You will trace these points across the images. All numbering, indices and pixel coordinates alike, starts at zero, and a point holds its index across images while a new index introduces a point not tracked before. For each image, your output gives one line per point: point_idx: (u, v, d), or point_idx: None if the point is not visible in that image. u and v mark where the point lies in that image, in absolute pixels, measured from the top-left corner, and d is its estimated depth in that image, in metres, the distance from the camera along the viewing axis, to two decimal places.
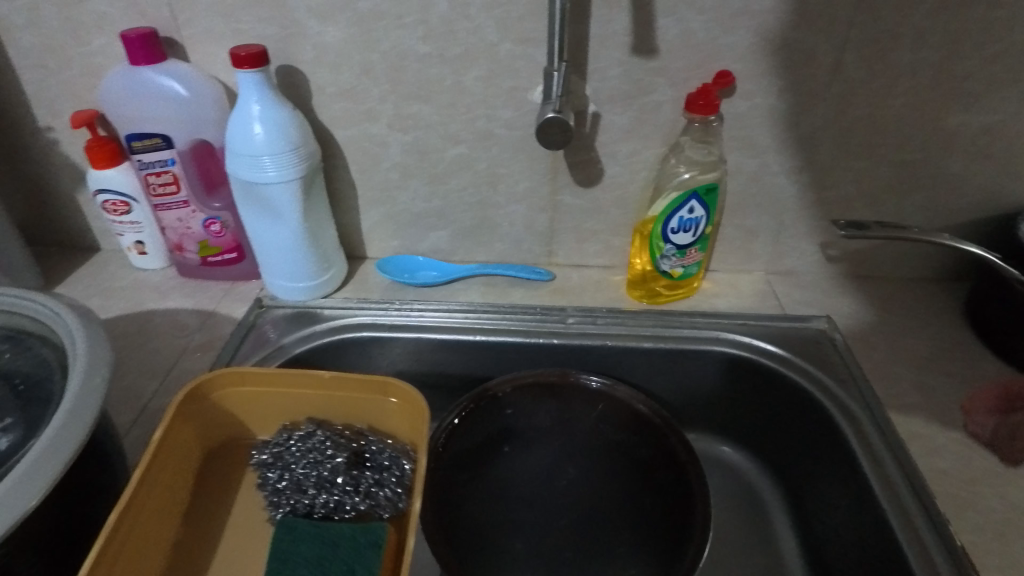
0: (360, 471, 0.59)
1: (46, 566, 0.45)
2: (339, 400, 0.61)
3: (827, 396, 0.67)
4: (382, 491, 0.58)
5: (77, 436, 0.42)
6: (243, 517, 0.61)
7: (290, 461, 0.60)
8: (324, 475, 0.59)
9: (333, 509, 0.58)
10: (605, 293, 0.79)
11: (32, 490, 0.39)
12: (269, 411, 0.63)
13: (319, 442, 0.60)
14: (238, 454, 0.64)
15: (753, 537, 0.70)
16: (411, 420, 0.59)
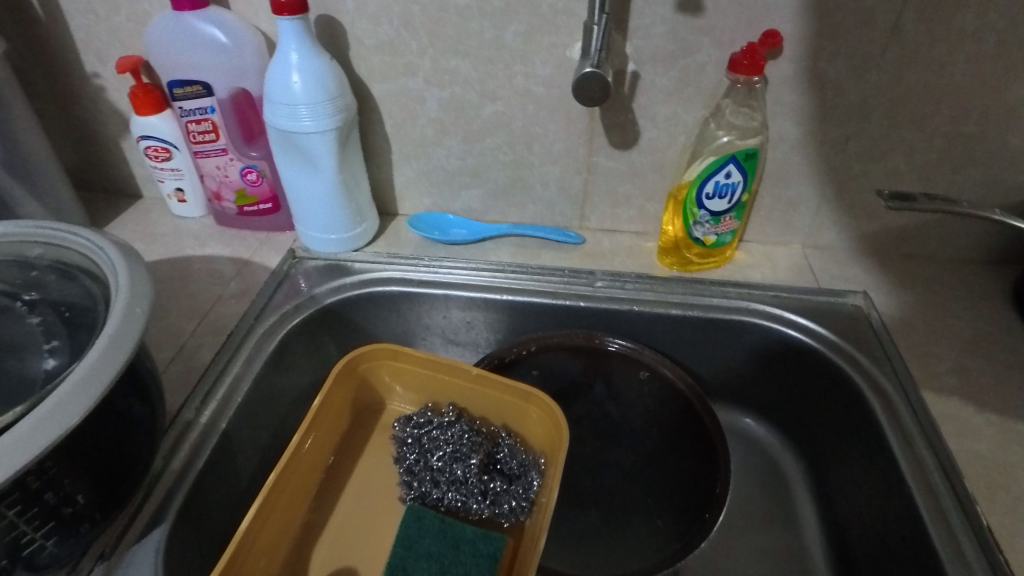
0: (492, 476, 0.54)
1: (98, 495, 0.46)
2: (486, 394, 0.56)
3: (861, 374, 0.64)
4: (508, 502, 0.53)
5: (117, 363, 0.43)
6: (376, 491, 0.57)
7: (431, 448, 0.56)
8: (456, 474, 0.54)
9: (458, 507, 0.54)
10: (636, 260, 0.77)
11: (74, 411, 0.40)
12: (423, 386, 0.60)
13: (458, 437, 0.55)
14: (382, 422, 0.62)
15: (774, 514, 0.69)
16: (550, 433, 0.53)
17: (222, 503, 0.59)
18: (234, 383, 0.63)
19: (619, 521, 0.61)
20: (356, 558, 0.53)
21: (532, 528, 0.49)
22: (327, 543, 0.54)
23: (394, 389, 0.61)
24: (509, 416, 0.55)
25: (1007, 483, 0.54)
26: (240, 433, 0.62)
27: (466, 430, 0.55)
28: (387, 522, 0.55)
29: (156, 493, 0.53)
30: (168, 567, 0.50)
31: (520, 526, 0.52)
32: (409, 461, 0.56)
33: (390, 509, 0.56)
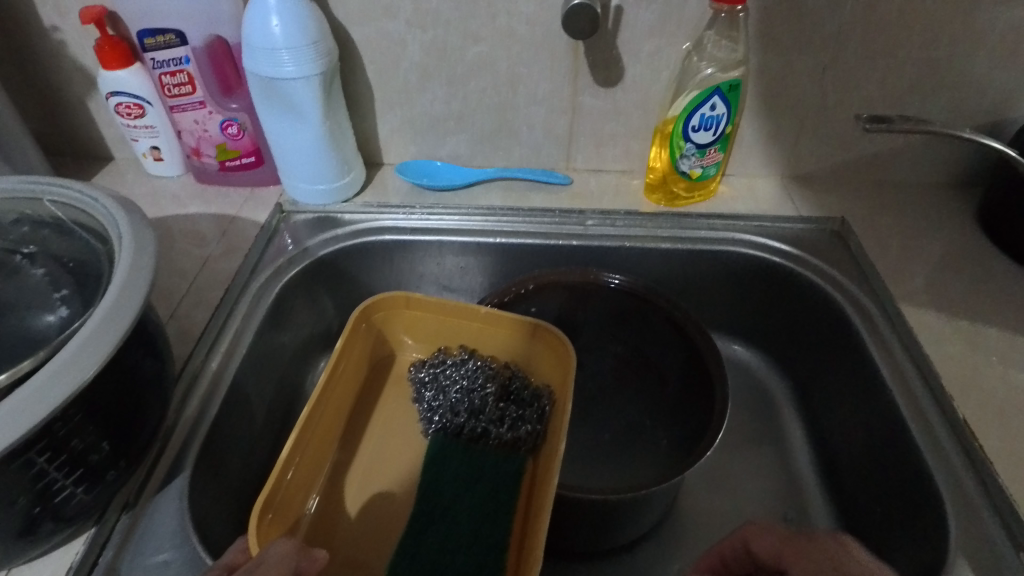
0: (507, 403, 0.55)
1: (119, 450, 0.46)
2: (494, 333, 0.55)
3: (841, 294, 0.68)
4: (523, 426, 0.53)
5: (129, 316, 0.42)
6: (401, 437, 0.57)
7: (446, 384, 0.57)
8: (475, 404, 0.56)
9: (479, 435, 0.56)
10: (624, 198, 0.79)
11: (91, 362, 0.40)
12: (436, 332, 0.58)
13: (473, 370, 0.56)
14: (397, 371, 0.60)
15: (764, 430, 0.74)
16: (559, 366, 0.52)
17: (237, 450, 0.60)
18: (237, 336, 0.63)
19: (633, 441, 0.65)
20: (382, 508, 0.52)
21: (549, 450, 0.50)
22: (355, 495, 0.53)
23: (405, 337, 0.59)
24: (519, 354, 0.55)
25: (975, 378, 0.58)
26: (247, 383, 0.63)
27: (480, 367, 0.56)
28: (410, 467, 0.55)
29: (173, 444, 0.54)
30: (194, 511, 0.51)
31: (537, 449, 0.53)
32: (427, 397, 0.58)
33: (418, 451, 0.56)
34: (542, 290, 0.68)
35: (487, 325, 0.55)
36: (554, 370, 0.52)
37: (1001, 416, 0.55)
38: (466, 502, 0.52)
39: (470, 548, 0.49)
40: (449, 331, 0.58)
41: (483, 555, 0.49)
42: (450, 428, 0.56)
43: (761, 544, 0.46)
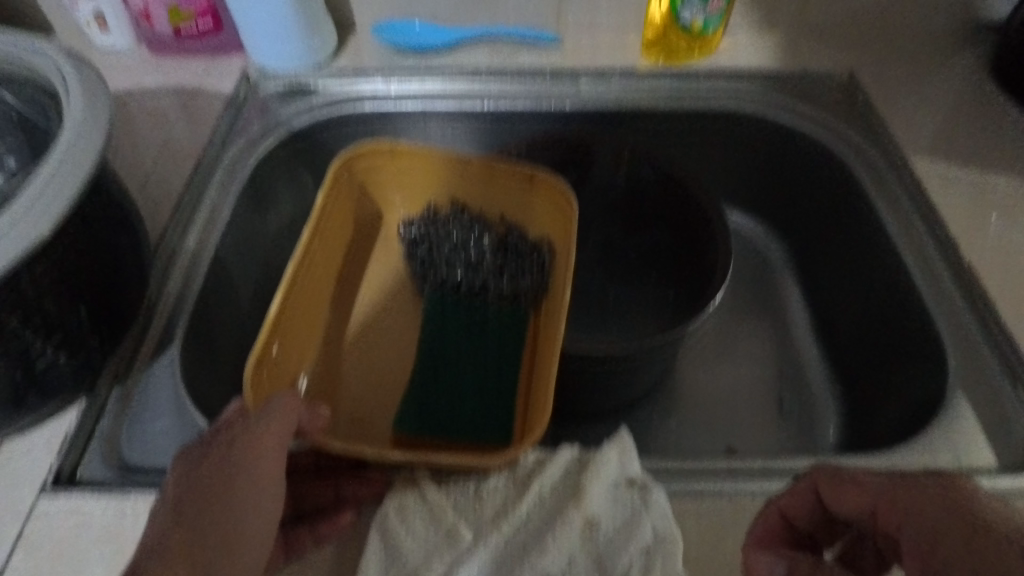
0: (504, 256, 0.57)
1: (98, 318, 0.44)
2: (489, 187, 0.57)
3: (848, 150, 0.65)
4: (523, 278, 0.56)
5: (82, 172, 0.38)
6: (397, 298, 0.60)
7: (439, 240, 0.58)
8: (471, 258, 0.58)
9: (477, 290, 0.57)
10: (620, 57, 0.73)
11: (48, 216, 0.36)
12: (425, 186, 0.59)
13: (465, 223, 0.57)
14: (384, 230, 0.61)
15: (762, 297, 0.73)
16: (556, 214, 0.54)
17: (228, 329, 0.58)
18: (214, 212, 0.60)
19: None
20: (384, 364, 0.56)
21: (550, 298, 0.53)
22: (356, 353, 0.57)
23: (390, 194, 0.60)
24: (512, 205, 0.56)
25: (981, 226, 0.57)
26: (230, 260, 0.60)
27: (473, 219, 0.57)
28: (408, 326, 0.58)
29: (158, 319, 0.51)
30: (189, 383, 0.50)
31: (536, 299, 0.55)
32: (420, 253, 0.59)
33: (416, 310, 0.59)
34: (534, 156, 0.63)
35: (481, 177, 0.56)
36: (553, 220, 0.55)
37: (1006, 261, 0.55)
38: (468, 351, 0.56)
39: (475, 388, 0.53)
40: (439, 186, 0.58)
41: (489, 394, 0.53)
42: (448, 282, 0.58)
43: (839, 492, 0.37)
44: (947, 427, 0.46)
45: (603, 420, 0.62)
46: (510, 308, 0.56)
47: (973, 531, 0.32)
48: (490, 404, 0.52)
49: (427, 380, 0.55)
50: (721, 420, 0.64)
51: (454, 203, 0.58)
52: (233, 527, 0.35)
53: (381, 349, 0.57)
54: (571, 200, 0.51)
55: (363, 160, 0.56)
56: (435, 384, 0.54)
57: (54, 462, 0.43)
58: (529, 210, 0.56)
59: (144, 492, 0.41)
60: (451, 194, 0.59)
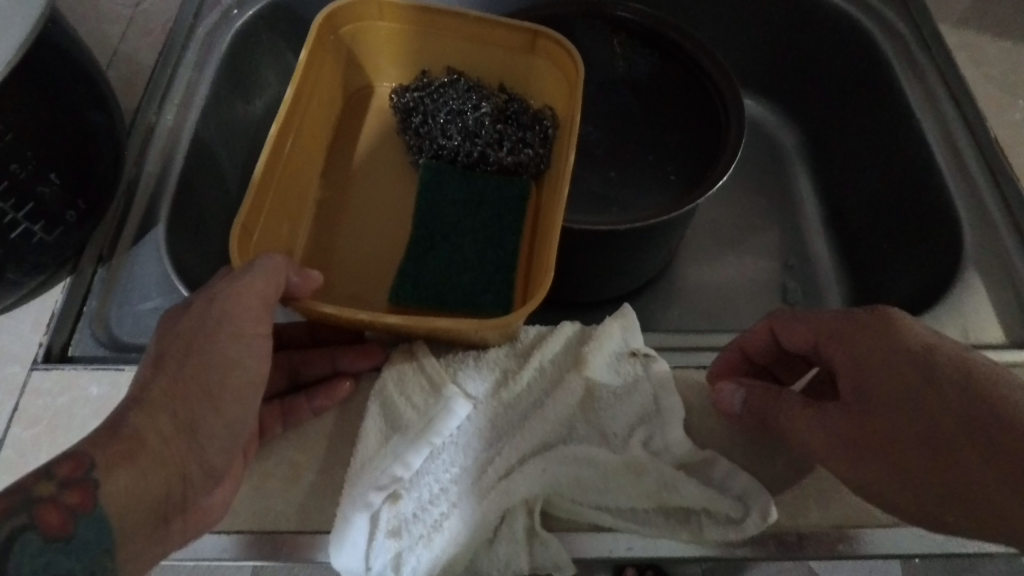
0: (504, 126, 0.53)
1: (75, 194, 0.42)
2: (487, 52, 0.54)
3: (874, 19, 0.59)
4: (525, 149, 0.52)
5: (31, 19, 0.35)
6: (388, 172, 0.57)
7: (434, 108, 0.55)
8: (469, 127, 0.54)
9: (477, 161, 0.54)
10: None
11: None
12: (419, 53, 0.56)
13: (462, 90, 0.54)
14: (375, 102, 0.59)
15: (770, 184, 0.70)
16: (557, 79, 0.52)
17: (217, 213, 0.56)
18: (191, 89, 0.56)
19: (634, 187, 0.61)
20: (374, 239, 0.54)
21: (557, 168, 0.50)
22: (345, 228, 0.55)
23: (383, 64, 0.58)
24: (511, 71, 0.54)
25: (1011, 99, 0.54)
26: (212, 142, 0.56)
27: (470, 85, 0.54)
28: (399, 200, 0.56)
29: (140, 199, 0.49)
30: (178, 263, 0.48)
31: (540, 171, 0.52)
32: (414, 124, 0.55)
33: (409, 185, 0.56)
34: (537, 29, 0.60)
35: (480, 39, 0.53)
36: (557, 87, 0.53)
37: None
38: (466, 228, 0.52)
39: (471, 265, 0.51)
40: (433, 52, 0.56)
41: (487, 272, 0.50)
42: (444, 153, 0.54)
43: (789, 331, 0.38)
44: (957, 305, 0.45)
45: (603, 308, 0.61)
46: (509, 182, 0.53)
47: (925, 384, 0.32)
48: (487, 282, 0.50)
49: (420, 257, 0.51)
50: (723, 310, 0.63)
51: (449, 70, 0.55)
52: (223, 386, 0.35)
53: (371, 223, 0.55)
54: (576, 57, 0.48)
55: (354, 20, 0.54)
56: (428, 260, 0.51)
57: (42, 339, 0.42)
58: (530, 76, 0.54)
59: (137, 367, 0.41)
60: (446, 62, 0.56)
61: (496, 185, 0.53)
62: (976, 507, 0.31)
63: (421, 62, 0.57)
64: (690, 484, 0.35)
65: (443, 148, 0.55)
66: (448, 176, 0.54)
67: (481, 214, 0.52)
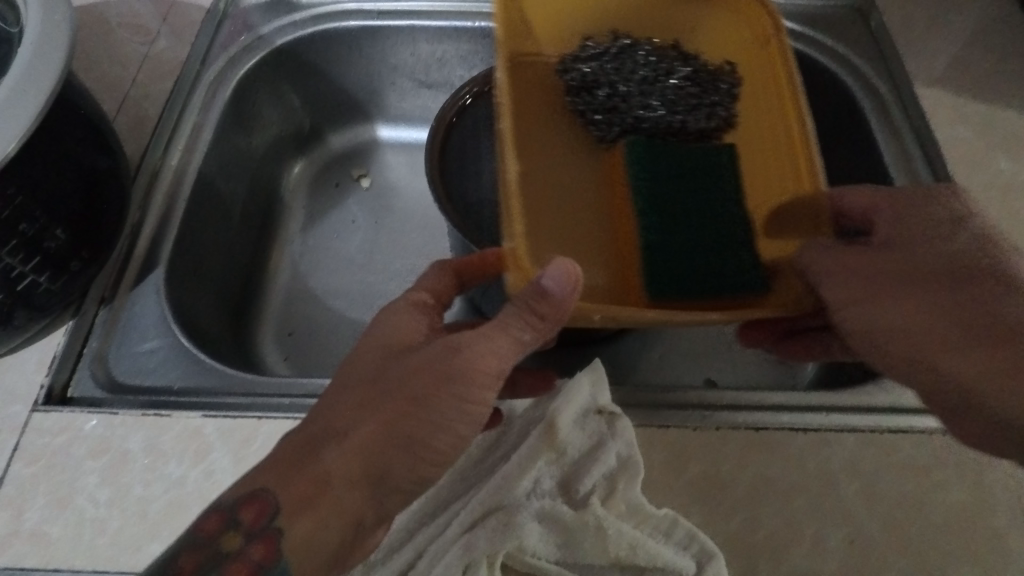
0: (700, 91, 0.55)
1: (79, 245, 0.45)
2: (640, 13, 0.58)
3: (855, 77, 0.61)
4: (715, 113, 0.55)
5: (43, 90, 0.37)
6: (573, 168, 0.57)
7: (615, 78, 0.56)
8: (667, 97, 0.55)
9: (675, 130, 0.55)
10: None
11: (5, 138, 0.35)
12: (575, 17, 0.58)
13: (644, 57, 0.56)
14: (533, 70, 0.58)
15: None
16: (746, 43, 0.56)
17: (214, 252, 0.59)
18: (195, 135, 0.58)
19: None
20: (581, 237, 0.54)
21: (771, 135, 0.52)
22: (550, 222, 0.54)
23: (542, 29, 0.57)
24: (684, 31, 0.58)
25: (981, 163, 0.56)
26: (212, 184, 0.59)
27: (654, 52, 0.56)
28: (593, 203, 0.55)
29: (141, 242, 0.51)
30: (175, 306, 0.51)
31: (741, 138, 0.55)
32: (599, 97, 0.56)
33: (597, 180, 0.56)
34: None
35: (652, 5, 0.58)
36: (736, 41, 0.57)
37: (1001, 200, 0.54)
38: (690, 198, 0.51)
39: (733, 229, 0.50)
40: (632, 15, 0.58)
41: (726, 262, 0.49)
42: (647, 121, 0.55)
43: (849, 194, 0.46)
44: None
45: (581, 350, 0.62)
46: (712, 149, 0.53)
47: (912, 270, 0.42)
48: (732, 244, 0.50)
49: (670, 228, 0.50)
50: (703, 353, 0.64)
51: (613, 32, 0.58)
52: (429, 441, 0.36)
53: (577, 223, 0.55)
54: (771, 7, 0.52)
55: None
56: (704, 231, 0.50)
57: (44, 380, 0.44)
58: (688, 28, 0.58)
59: (130, 409, 0.43)
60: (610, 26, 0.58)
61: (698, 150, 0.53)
62: (984, 386, 0.38)
63: (566, 31, 0.58)
64: (647, 538, 0.37)
65: (641, 120, 0.55)
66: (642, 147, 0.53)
67: (707, 184, 0.52)
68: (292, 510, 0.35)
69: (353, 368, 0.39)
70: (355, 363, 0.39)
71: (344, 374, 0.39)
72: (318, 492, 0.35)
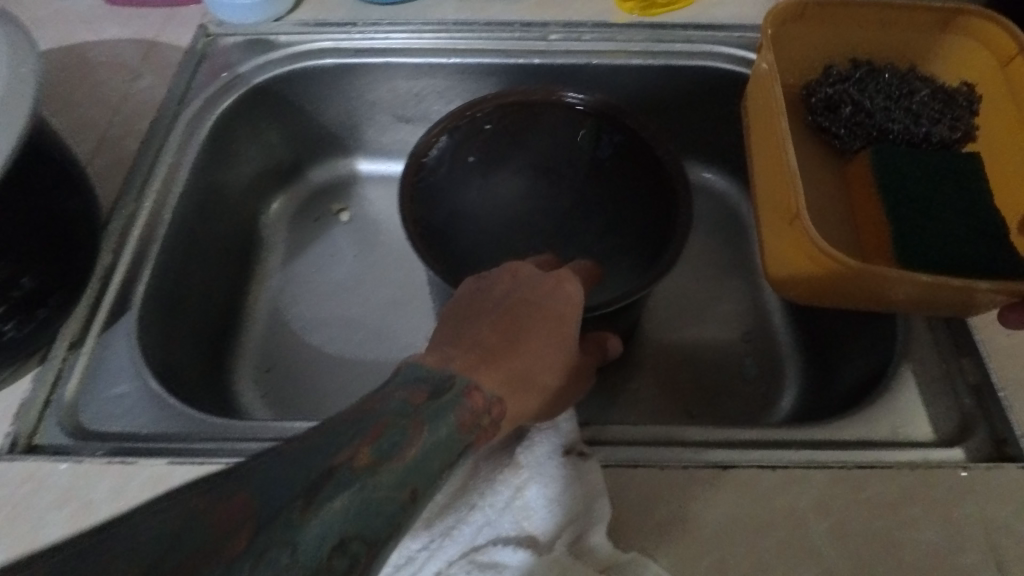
0: (943, 107, 0.54)
1: (48, 292, 0.45)
2: (883, 35, 0.57)
3: None
4: (961, 125, 0.54)
5: (10, 141, 0.37)
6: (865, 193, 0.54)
7: (895, 94, 0.55)
8: (929, 109, 0.54)
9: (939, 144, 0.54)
10: (592, 6, 0.69)
11: None
12: (829, 40, 0.58)
13: (891, 77, 0.55)
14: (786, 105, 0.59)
15: (731, 256, 0.73)
16: (966, 57, 0.56)
17: (191, 291, 0.59)
18: (170, 175, 0.58)
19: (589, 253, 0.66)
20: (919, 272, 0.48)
21: (989, 132, 0.55)
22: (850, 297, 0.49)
23: (803, 55, 0.58)
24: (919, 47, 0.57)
25: None
26: (188, 224, 0.59)
27: (901, 76, 0.56)
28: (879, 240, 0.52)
29: (113, 285, 0.51)
30: (147, 348, 0.51)
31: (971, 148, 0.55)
32: (844, 115, 0.56)
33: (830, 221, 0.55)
34: (501, 110, 0.63)
35: (899, 24, 0.56)
36: (974, 63, 0.56)
37: None
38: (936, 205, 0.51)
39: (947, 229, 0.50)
40: (871, 48, 0.58)
41: (962, 266, 0.48)
42: (889, 134, 0.55)
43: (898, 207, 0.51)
44: (889, 400, 0.46)
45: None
46: (959, 155, 0.53)
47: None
48: (958, 241, 0.49)
49: (922, 246, 0.49)
50: (679, 384, 0.64)
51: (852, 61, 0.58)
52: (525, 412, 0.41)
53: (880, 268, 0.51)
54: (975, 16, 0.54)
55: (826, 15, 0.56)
56: (933, 231, 0.49)
57: (10, 428, 0.44)
58: (932, 56, 0.58)
59: (96, 457, 0.43)
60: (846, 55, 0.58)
61: (957, 155, 0.53)
62: None
63: (819, 57, 0.59)
64: None
65: (914, 132, 0.54)
66: (886, 154, 0.53)
67: (954, 187, 0.51)
68: (512, 398, 0.39)
69: (558, 295, 0.45)
70: (562, 290, 0.45)
71: (548, 298, 0.45)
72: (519, 391, 0.39)
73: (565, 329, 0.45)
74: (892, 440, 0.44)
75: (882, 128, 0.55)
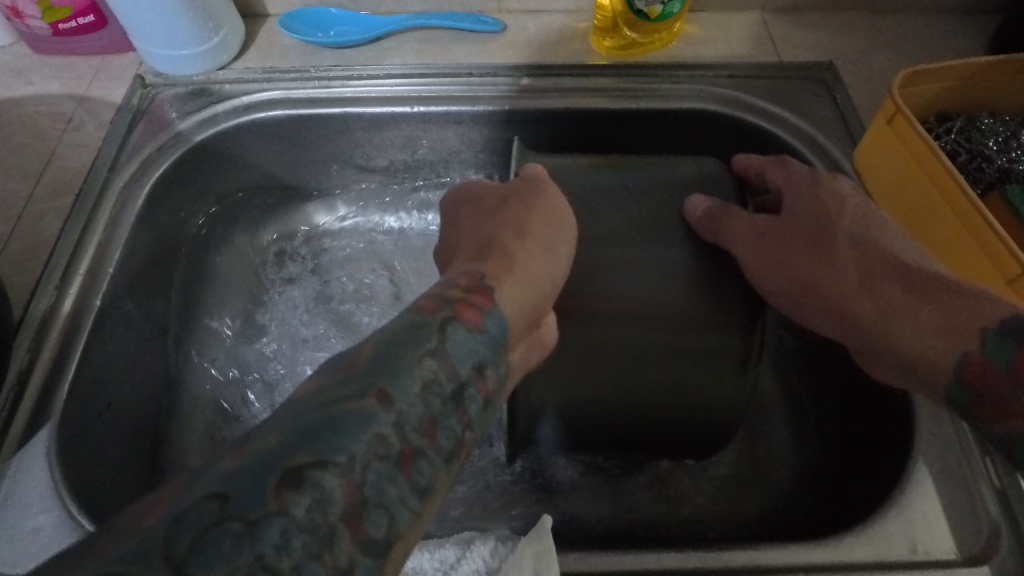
0: None
1: None
2: (964, 96, 0.52)
3: (821, 157, 0.57)
4: None
5: None
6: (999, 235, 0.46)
7: (985, 145, 0.50)
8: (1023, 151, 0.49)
9: None
10: (566, 46, 0.64)
11: None
12: (925, 103, 0.52)
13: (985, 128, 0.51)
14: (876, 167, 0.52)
15: None
16: None
17: (125, 383, 0.53)
18: (101, 253, 0.52)
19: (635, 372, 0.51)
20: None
21: None
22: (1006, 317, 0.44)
23: None
24: (995, 95, 0.52)
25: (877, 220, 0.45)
26: (121, 307, 0.53)
27: (988, 122, 0.51)
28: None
29: (31, 392, 0.46)
30: (70, 465, 0.45)
31: None
32: (960, 165, 0.50)
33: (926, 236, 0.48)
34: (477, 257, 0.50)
35: (980, 75, 0.51)
36: None
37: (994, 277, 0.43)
38: None
39: None
40: (958, 103, 0.53)
41: None
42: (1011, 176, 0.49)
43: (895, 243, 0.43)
44: (903, 509, 0.41)
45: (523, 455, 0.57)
46: None
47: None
48: None
49: None
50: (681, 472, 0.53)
51: (939, 117, 0.53)
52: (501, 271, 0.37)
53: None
54: None
55: (921, 83, 0.51)
56: None
57: None
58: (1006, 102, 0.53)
59: None
60: (934, 110, 0.53)
61: None
62: None
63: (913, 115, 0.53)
64: None
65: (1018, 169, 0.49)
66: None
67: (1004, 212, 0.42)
68: (486, 268, 0.37)
69: (467, 195, 0.47)
70: (466, 194, 0.47)
71: (459, 207, 0.47)
72: (487, 260, 0.38)
73: (488, 205, 0.44)
74: (909, 560, 0.39)
75: (1004, 169, 0.48)
